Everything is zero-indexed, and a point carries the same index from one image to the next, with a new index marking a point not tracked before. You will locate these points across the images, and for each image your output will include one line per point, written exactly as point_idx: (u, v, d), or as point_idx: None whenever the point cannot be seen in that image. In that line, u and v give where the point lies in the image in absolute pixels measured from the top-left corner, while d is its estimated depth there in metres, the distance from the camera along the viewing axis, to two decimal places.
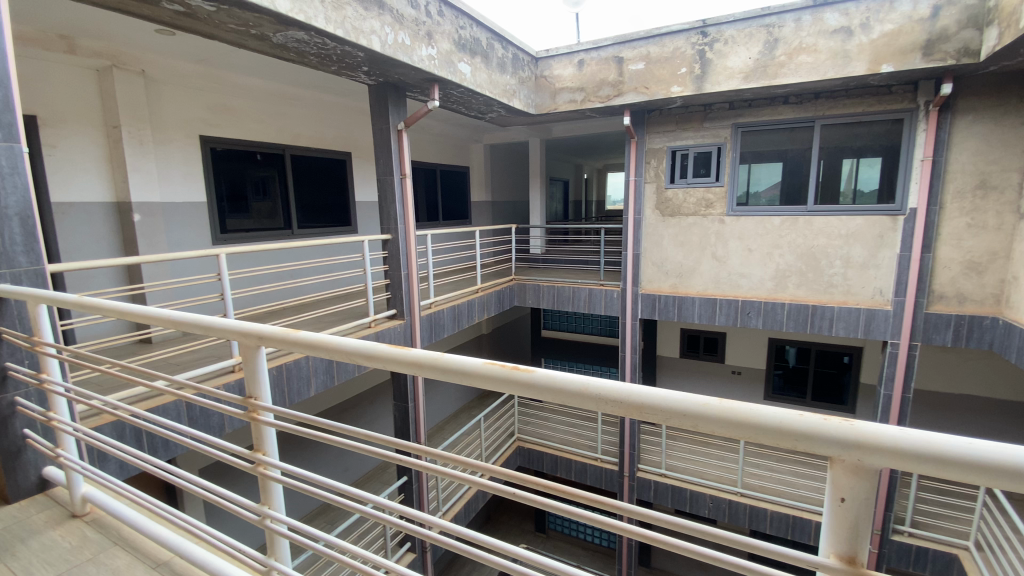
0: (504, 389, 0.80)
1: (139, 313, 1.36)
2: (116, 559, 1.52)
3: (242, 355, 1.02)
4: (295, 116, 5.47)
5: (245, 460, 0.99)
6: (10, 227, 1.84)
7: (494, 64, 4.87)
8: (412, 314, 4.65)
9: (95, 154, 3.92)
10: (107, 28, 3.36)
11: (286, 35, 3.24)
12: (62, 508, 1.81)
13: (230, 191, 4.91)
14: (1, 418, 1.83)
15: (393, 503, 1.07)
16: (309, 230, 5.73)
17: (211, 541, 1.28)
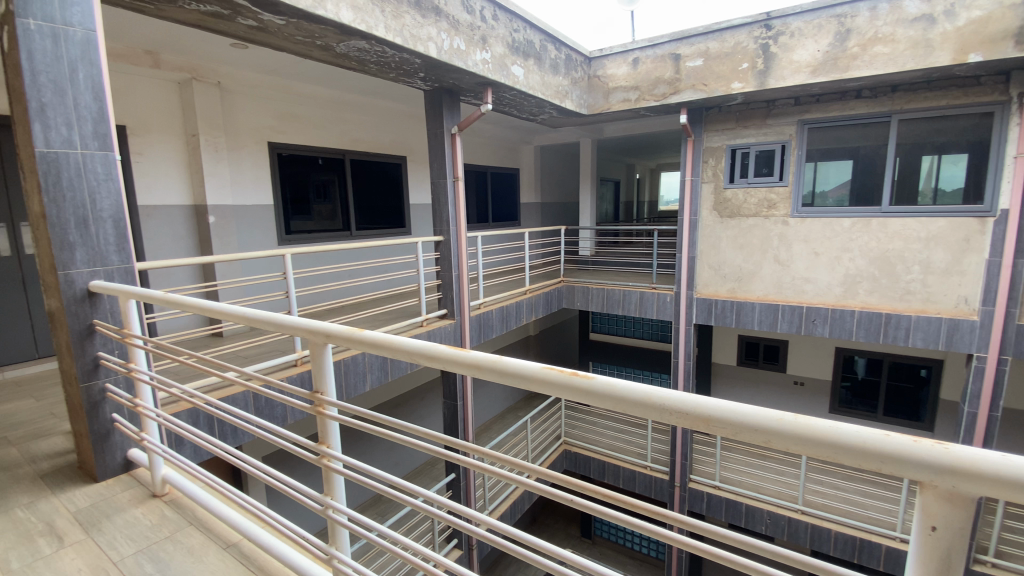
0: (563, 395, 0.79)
1: (212, 308, 1.43)
2: (190, 537, 1.63)
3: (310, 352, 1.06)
4: (355, 122, 5.69)
5: (311, 452, 1.03)
6: (105, 229, 2.02)
7: (547, 66, 4.86)
8: (462, 314, 4.71)
9: (175, 160, 4.24)
10: (188, 43, 3.62)
11: (349, 45, 3.37)
12: (144, 489, 1.96)
13: (294, 195, 5.18)
14: (94, 402, 2.01)
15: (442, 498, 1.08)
16: (366, 232, 5.94)
17: (276, 525, 1.36)
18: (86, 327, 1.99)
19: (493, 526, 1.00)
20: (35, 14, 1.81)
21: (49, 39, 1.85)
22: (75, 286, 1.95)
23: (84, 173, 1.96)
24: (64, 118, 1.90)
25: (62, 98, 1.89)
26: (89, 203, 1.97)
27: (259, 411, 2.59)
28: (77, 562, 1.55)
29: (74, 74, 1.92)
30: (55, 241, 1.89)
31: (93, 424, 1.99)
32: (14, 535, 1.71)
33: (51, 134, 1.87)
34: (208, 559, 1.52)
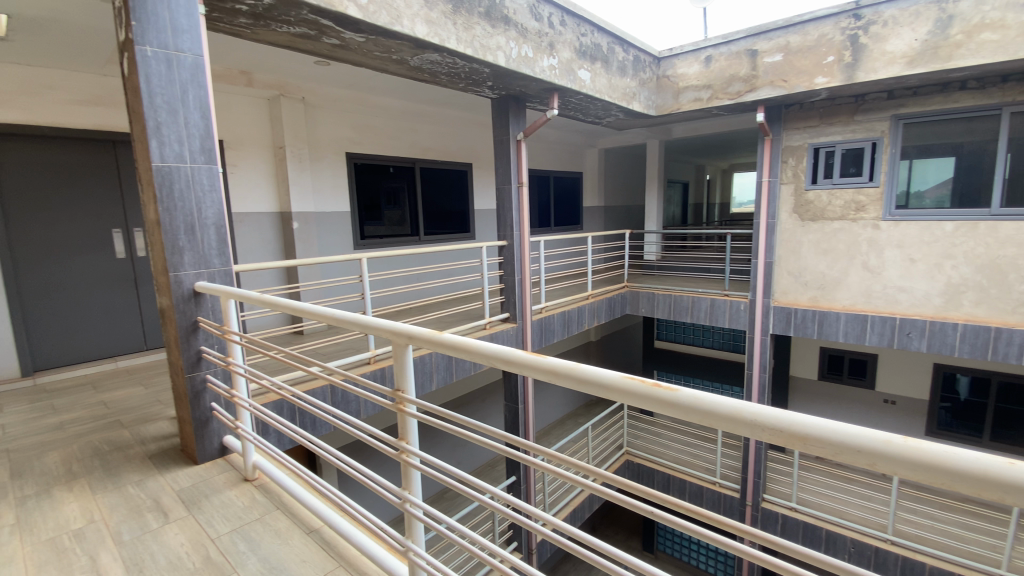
0: (643, 405, 0.78)
1: (299, 307, 1.53)
2: (277, 521, 1.75)
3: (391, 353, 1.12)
4: (424, 132, 5.90)
5: (391, 448, 1.08)
6: (208, 234, 2.24)
7: (614, 68, 4.80)
8: (524, 318, 4.75)
9: (264, 171, 4.60)
10: (278, 63, 3.93)
11: (422, 57, 3.52)
12: (236, 473, 2.14)
13: (368, 202, 5.45)
14: (197, 391, 2.22)
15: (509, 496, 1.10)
16: (432, 237, 6.14)
17: (355, 515, 1.43)
18: (191, 323, 2.20)
19: (558, 527, 1.00)
20: (153, 42, 2.04)
21: (164, 64, 2.07)
22: (183, 286, 2.17)
23: (192, 185, 2.17)
24: (176, 135, 2.12)
25: (174, 117, 2.11)
26: (195, 211, 2.19)
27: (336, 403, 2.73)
28: (181, 536, 1.72)
29: (184, 95, 2.14)
30: (167, 245, 2.12)
31: (194, 411, 2.20)
32: (127, 509, 1.92)
33: (165, 149, 2.09)
34: (293, 542, 1.63)
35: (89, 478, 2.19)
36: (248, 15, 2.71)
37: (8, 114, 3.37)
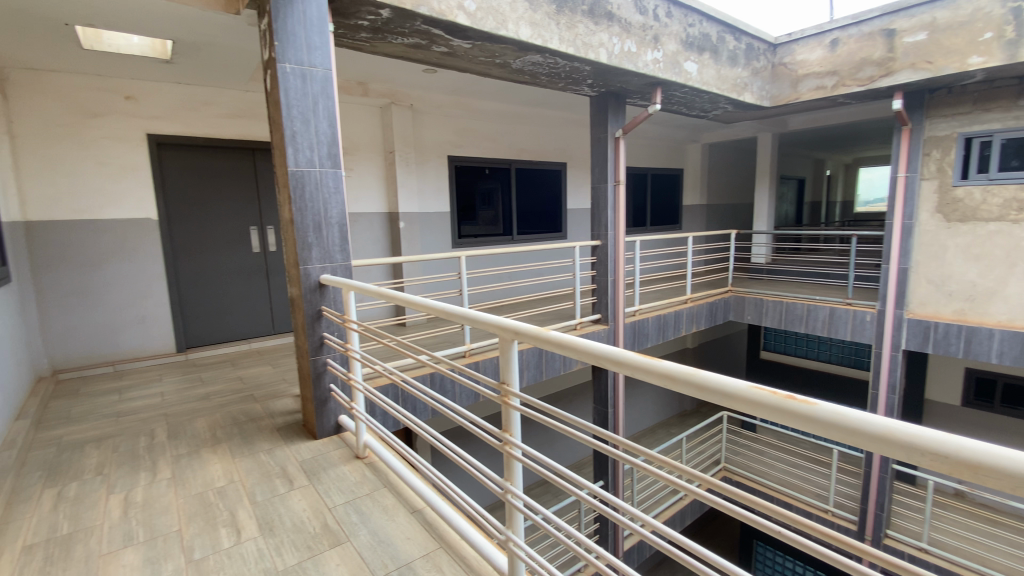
0: (771, 418, 0.74)
1: (409, 299, 1.63)
2: (384, 498, 1.90)
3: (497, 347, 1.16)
4: (522, 132, 5.99)
5: (495, 437, 1.12)
6: (332, 232, 2.46)
7: (723, 58, 4.53)
8: (616, 321, 4.65)
9: (374, 173, 4.94)
10: (391, 73, 4.21)
11: (525, 60, 3.58)
12: (349, 450, 2.34)
13: (465, 203, 5.65)
14: (319, 373, 2.46)
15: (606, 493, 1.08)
16: (526, 236, 6.22)
17: (457, 499, 1.50)
18: (316, 312, 2.44)
19: (656, 529, 0.97)
20: (291, 59, 2.29)
21: (300, 79, 2.32)
22: (310, 278, 2.42)
23: (320, 187, 2.41)
24: (308, 143, 2.36)
25: (307, 127, 2.35)
26: (322, 211, 2.42)
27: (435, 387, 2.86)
28: (303, 502, 1.92)
29: (315, 106, 2.37)
30: (299, 242, 2.37)
31: (316, 391, 2.44)
32: (260, 473, 2.18)
33: (299, 155, 2.34)
34: (399, 519, 1.75)
35: (229, 444, 2.52)
36: (368, 29, 2.93)
37: (172, 128, 3.96)
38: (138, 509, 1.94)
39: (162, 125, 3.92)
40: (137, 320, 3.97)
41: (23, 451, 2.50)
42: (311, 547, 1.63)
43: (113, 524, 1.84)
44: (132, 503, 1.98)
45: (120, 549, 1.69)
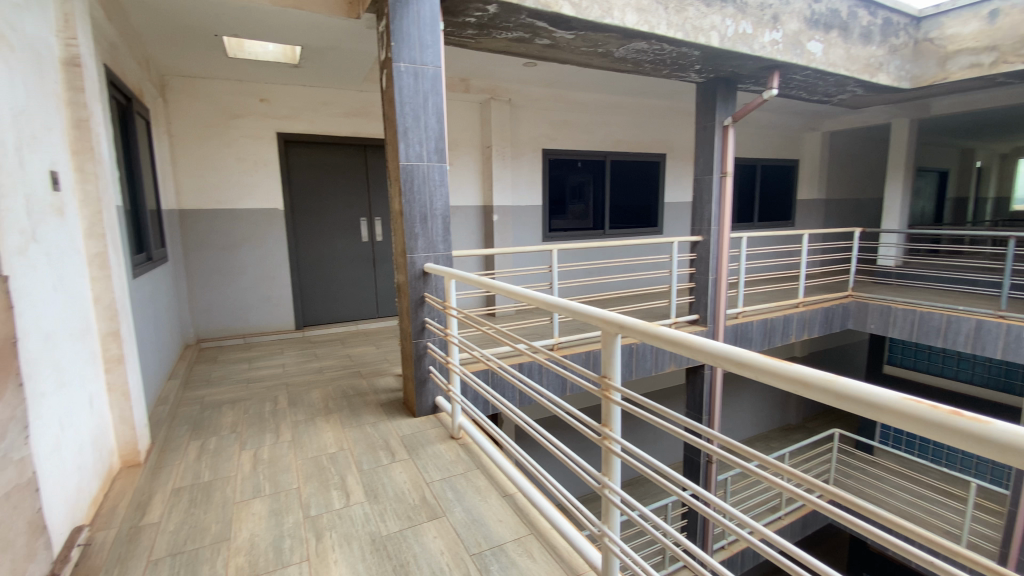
0: (930, 437, 0.65)
1: (510, 290, 1.67)
2: (477, 479, 1.97)
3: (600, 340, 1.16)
4: (620, 124, 5.83)
5: (595, 431, 1.12)
6: (436, 224, 2.58)
7: (855, 36, 4.06)
8: (717, 323, 4.39)
9: (472, 167, 5.08)
10: (493, 68, 4.29)
11: (628, 48, 3.48)
12: (445, 430, 2.46)
13: (557, 197, 5.64)
14: (419, 355, 2.60)
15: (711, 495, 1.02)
16: (619, 230, 6.06)
17: (551, 488, 1.51)
18: (419, 297, 2.58)
19: (767, 537, 0.89)
20: (406, 59, 2.42)
21: (413, 77, 2.44)
22: (416, 267, 2.56)
23: (427, 181, 2.53)
24: (418, 138, 2.49)
25: (417, 122, 2.48)
26: (428, 204, 2.55)
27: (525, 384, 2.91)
28: (403, 474, 2.05)
29: (426, 103, 2.49)
30: (406, 233, 2.52)
31: (417, 372, 2.59)
32: (366, 444, 2.36)
33: (409, 150, 2.47)
34: (491, 501, 1.81)
35: (340, 415, 2.75)
36: (474, 26, 3.01)
37: (297, 126, 4.37)
38: (264, 466, 2.19)
39: (289, 124, 4.34)
40: (263, 299, 4.46)
41: (175, 406, 2.92)
42: (411, 517, 1.74)
43: (244, 476, 2.10)
44: (259, 460, 2.25)
45: (250, 499, 1.92)
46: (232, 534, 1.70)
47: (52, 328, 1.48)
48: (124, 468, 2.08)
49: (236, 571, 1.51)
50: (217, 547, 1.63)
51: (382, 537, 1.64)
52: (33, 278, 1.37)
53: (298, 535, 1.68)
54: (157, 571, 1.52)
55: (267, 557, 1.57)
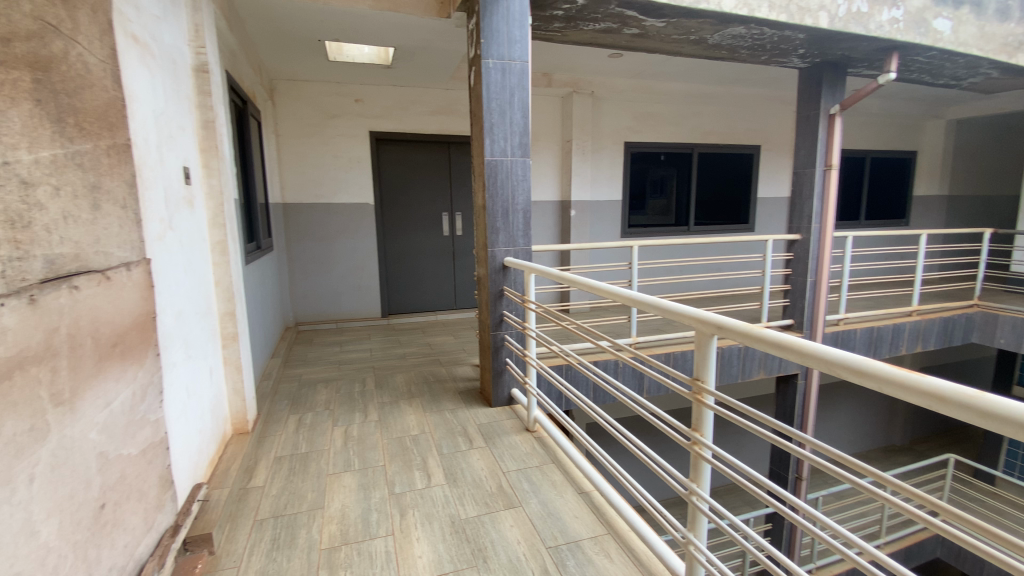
0: None
1: (597, 286, 1.64)
2: (553, 474, 1.97)
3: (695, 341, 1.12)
4: (708, 115, 5.53)
5: (684, 435, 1.09)
6: (517, 218, 2.60)
7: (995, 10, 3.55)
8: (813, 329, 4.05)
9: (552, 161, 5.06)
10: (577, 61, 4.23)
11: (723, 33, 3.28)
12: (520, 422, 2.48)
13: (638, 192, 5.47)
14: (497, 347, 2.65)
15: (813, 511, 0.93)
16: (705, 227, 5.76)
17: (633, 489, 1.47)
18: (498, 291, 2.62)
19: (878, 562, 0.80)
20: (494, 55, 2.45)
21: (500, 73, 2.47)
22: (496, 260, 2.60)
23: (510, 175, 2.56)
24: (503, 133, 2.52)
25: (503, 117, 2.51)
26: (510, 198, 2.57)
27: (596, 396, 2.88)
28: (481, 462, 2.10)
29: (512, 98, 2.51)
30: (488, 227, 2.56)
31: (494, 363, 2.64)
32: (445, 429, 2.45)
33: (494, 145, 2.51)
34: (567, 496, 1.80)
35: (421, 400, 2.87)
36: (562, 18, 2.99)
37: (387, 124, 4.59)
38: (354, 442, 2.34)
39: (380, 123, 4.57)
40: (352, 288, 4.75)
41: (276, 382, 3.20)
42: (489, 504, 1.78)
43: (336, 451, 2.25)
44: (349, 436, 2.40)
45: (341, 472, 2.06)
46: (325, 503, 1.83)
47: (183, 307, 1.67)
48: (235, 435, 2.31)
49: (328, 538, 1.62)
50: (313, 513, 1.77)
51: (460, 521, 1.69)
52: (170, 263, 1.56)
53: (383, 510, 1.77)
54: (262, 529, 1.68)
55: (357, 528, 1.67)
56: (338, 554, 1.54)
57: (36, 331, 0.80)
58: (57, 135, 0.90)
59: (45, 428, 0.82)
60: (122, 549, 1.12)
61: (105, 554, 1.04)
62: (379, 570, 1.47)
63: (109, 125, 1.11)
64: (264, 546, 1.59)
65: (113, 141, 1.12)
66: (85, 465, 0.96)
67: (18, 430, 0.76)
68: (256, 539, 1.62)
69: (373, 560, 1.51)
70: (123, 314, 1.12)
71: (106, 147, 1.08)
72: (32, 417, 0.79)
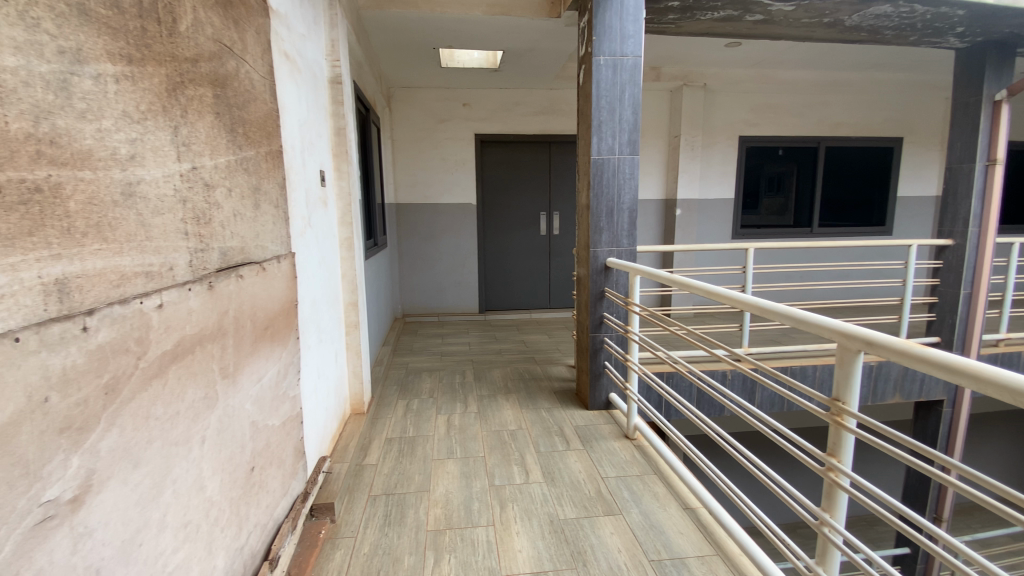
0: None
1: (709, 289, 1.55)
2: (655, 485, 1.89)
3: (839, 357, 1.02)
4: (839, 104, 4.97)
5: (818, 459, 1.02)
6: (622, 218, 2.54)
7: None
8: (966, 350, 3.48)
9: (657, 159, 4.86)
10: (690, 53, 4.02)
11: (865, 14, 2.94)
12: (618, 428, 2.42)
13: (752, 190, 5.07)
14: (596, 348, 2.61)
15: (961, 545, 0.79)
16: (830, 229, 5.20)
17: (745, 508, 1.36)
18: (600, 292, 2.57)
19: None
20: (606, 52, 2.40)
21: (611, 69, 2.42)
22: (598, 260, 2.56)
23: (617, 174, 2.50)
24: (612, 131, 2.46)
25: (612, 115, 2.45)
26: (616, 197, 2.52)
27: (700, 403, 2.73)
28: (579, 464, 2.08)
29: (622, 95, 2.44)
30: (592, 226, 2.53)
31: (593, 365, 2.61)
32: (542, 428, 2.46)
33: (602, 144, 2.47)
34: (671, 511, 1.72)
35: (518, 395, 2.92)
36: (677, 9, 2.86)
37: (493, 126, 4.71)
38: (456, 431, 2.44)
39: (487, 125, 4.71)
40: (455, 283, 4.96)
41: (386, 369, 3.44)
42: (587, 508, 1.76)
43: (440, 438, 2.36)
44: (452, 425, 2.51)
45: (445, 458, 2.16)
46: (431, 486, 1.93)
47: (317, 297, 1.86)
48: (352, 415, 2.53)
49: (434, 520, 1.71)
50: (420, 495, 1.87)
51: (559, 521, 1.69)
52: (309, 256, 1.74)
53: (485, 500, 1.83)
54: (376, 505, 1.81)
55: (460, 514, 1.74)
56: (443, 537, 1.62)
57: (212, 312, 0.93)
58: (231, 143, 1.03)
59: (215, 397, 0.95)
60: (265, 508, 1.27)
61: (253, 512, 1.18)
62: (481, 558, 1.51)
63: (267, 134, 1.25)
64: (377, 520, 1.71)
65: (269, 147, 1.26)
66: (241, 431, 1.09)
67: (197, 397, 0.88)
68: (370, 513, 1.75)
69: (475, 548, 1.56)
70: (273, 300, 1.26)
71: (265, 153, 1.22)
72: (206, 386, 0.91)
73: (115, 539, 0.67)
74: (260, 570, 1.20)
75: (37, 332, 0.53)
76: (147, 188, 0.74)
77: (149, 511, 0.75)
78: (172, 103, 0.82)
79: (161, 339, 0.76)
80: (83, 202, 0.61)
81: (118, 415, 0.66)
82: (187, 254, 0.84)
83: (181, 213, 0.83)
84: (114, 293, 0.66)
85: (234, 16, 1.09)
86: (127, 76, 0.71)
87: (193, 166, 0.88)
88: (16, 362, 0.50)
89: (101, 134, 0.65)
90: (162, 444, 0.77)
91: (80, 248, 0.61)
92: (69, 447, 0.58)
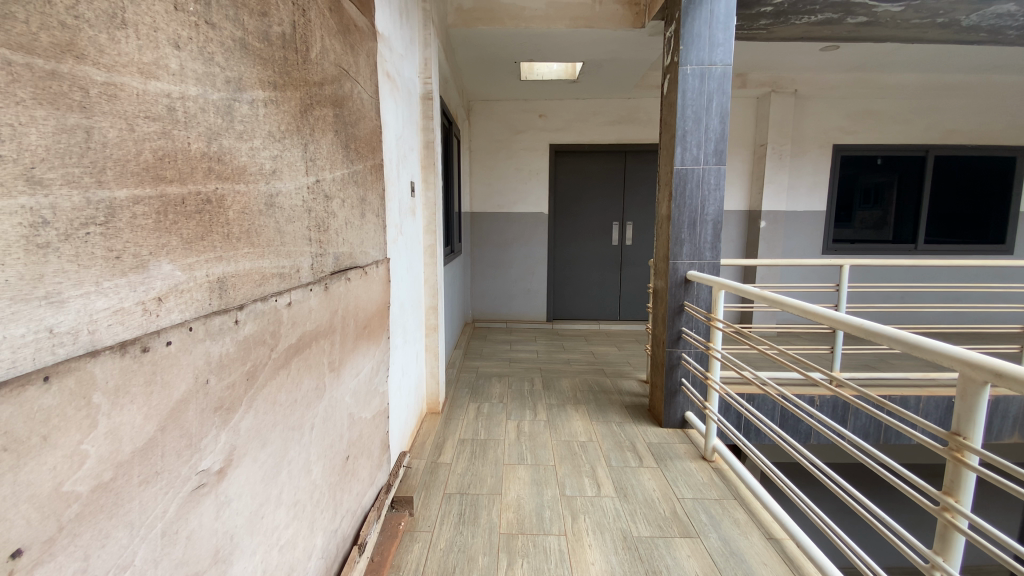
0: None
1: (803, 307, 1.46)
2: (736, 510, 1.81)
3: (961, 387, 0.94)
4: (954, 109, 4.51)
5: (931, 497, 0.95)
6: (706, 230, 2.46)
7: None
8: None
9: (740, 169, 4.65)
10: (781, 59, 3.84)
11: (984, 13, 2.72)
12: (695, 448, 2.34)
13: (847, 202, 4.72)
14: (672, 364, 2.54)
15: None
16: (939, 246, 4.72)
17: (838, 541, 1.28)
18: (678, 306, 2.51)
19: None
20: (693, 61, 2.35)
21: (698, 78, 2.36)
22: (678, 273, 2.49)
23: (701, 185, 2.43)
24: (697, 141, 2.40)
25: (698, 125, 2.39)
26: (699, 209, 2.45)
27: (783, 426, 2.58)
28: (653, 482, 2.03)
29: (709, 104, 2.37)
30: (673, 238, 2.48)
31: (669, 381, 2.54)
32: (614, 442, 2.42)
33: (686, 154, 2.41)
34: (753, 539, 1.64)
35: (588, 407, 2.90)
36: (770, 15, 2.75)
37: (569, 137, 4.74)
38: (526, 438, 2.46)
39: (563, 135, 4.74)
40: (525, 291, 5.01)
41: (458, 372, 3.54)
42: (662, 528, 1.71)
43: (510, 443, 2.39)
44: (522, 431, 2.54)
45: (516, 464, 2.19)
46: (503, 490, 1.96)
47: (405, 299, 1.97)
48: (428, 413, 2.64)
49: (507, 524, 1.74)
50: (492, 498, 1.91)
51: (633, 538, 1.66)
52: (399, 262, 1.84)
53: (556, 509, 1.83)
54: (451, 502, 1.87)
55: (532, 521, 1.76)
56: (516, 541, 1.64)
57: (327, 311, 1.02)
58: (345, 158, 1.13)
59: (324, 388, 1.04)
60: (355, 495, 1.36)
61: (346, 498, 1.27)
62: (554, 566, 1.52)
63: (372, 149, 1.35)
64: (452, 518, 1.76)
65: (374, 161, 1.36)
66: (341, 422, 1.18)
67: (311, 387, 0.97)
68: (445, 511, 1.81)
69: (548, 556, 1.57)
70: (371, 301, 1.36)
71: (371, 167, 1.33)
72: (318, 378, 1.00)
73: (246, 510, 0.76)
74: (351, 552, 1.29)
75: (204, 323, 0.62)
76: (283, 199, 0.83)
77: (271, 487, 0.84)
78: (304, 123, 0.92)
79: (289, 333, 0.85)
80: (237, 212, 0.71)
81: (254, 400, 0.75)
82: (310, 257, 0.93)
83: (307, 221, 0.92)
84: (257, 290, 0.75)
85: (351, 42, 1.19)
86: (273, 101, 0.81)
87: (317, 179, 0.97)
88: (189, 348, 0.59)
89: (253, 152, 0.75)
90: (283, 428, 0.86)
91: (235, 251, 0.70)
92: (219, 424, 0.67)
